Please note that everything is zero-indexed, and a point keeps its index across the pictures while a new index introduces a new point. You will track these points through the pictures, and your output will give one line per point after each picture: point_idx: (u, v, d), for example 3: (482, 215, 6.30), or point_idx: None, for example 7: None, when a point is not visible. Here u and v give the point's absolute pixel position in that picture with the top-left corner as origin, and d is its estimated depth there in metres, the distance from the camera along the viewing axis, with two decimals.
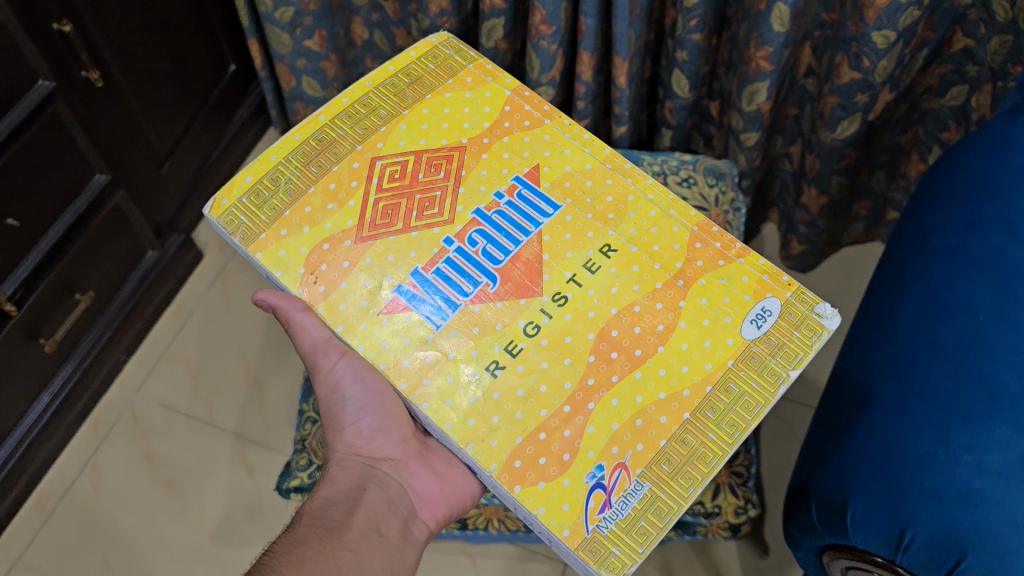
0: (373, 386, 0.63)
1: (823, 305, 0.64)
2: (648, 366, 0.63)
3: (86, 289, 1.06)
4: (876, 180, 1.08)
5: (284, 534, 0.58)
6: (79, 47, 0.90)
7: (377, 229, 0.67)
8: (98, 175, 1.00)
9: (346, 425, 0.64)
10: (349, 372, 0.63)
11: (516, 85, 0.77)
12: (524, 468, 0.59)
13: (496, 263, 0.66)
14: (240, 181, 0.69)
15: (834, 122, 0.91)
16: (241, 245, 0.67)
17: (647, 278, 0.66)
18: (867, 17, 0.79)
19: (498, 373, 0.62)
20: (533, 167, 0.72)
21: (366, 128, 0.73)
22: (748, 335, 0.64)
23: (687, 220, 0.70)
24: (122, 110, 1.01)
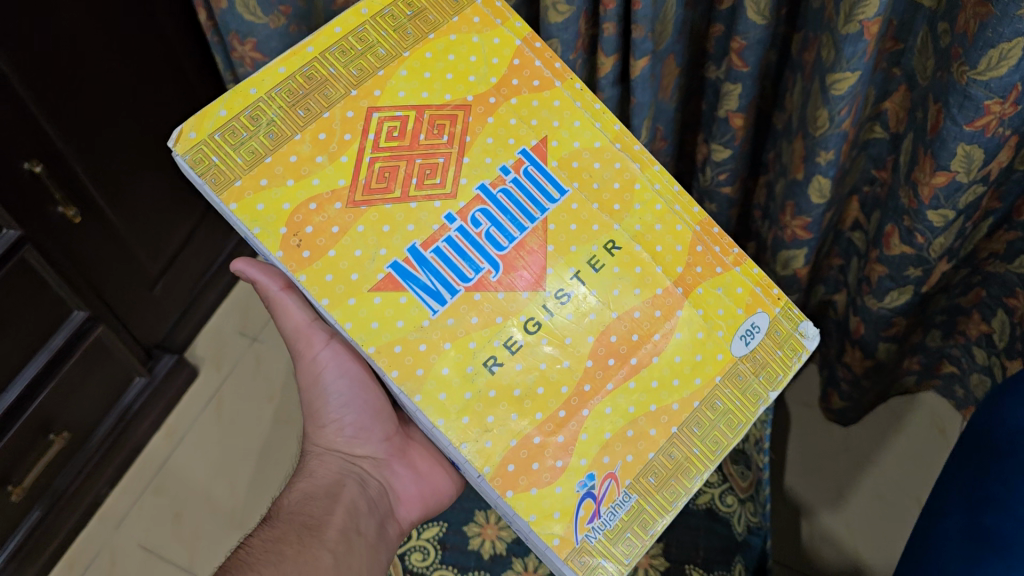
0: (356, 379, 0.62)
1: (807, 325, 0.65)
2: (642, 376, 0.62)
3: (61, 429, 1.08)
4: (930, 338, 1.05)
5: (258, 531, 0.54)
6: (52, 188, 0.93)
7: (372, 194, 0.61)
8: (76, 313, 1.03)
9: (327, 421, 0.62)
10: (333, 363, 0.61)
11: (528, 33, 0.67)
12: (516, 473, 0.58)
13: (500, 249, 0.62)
14: (212, 115, 0.61)
15: (882, 291, 0.89)
16: (212, 193, 0.60)
17: (649, 282, 0.63)
18: (923, 194, 0.77)
19: (496, 370, 0.59)
20: (540, 139, 0.65)
21: (361, 69, 0.64)
22: (737, 351, 0.64)
23: (690, 218, 0.66)
24: (111, 236, 1.07)
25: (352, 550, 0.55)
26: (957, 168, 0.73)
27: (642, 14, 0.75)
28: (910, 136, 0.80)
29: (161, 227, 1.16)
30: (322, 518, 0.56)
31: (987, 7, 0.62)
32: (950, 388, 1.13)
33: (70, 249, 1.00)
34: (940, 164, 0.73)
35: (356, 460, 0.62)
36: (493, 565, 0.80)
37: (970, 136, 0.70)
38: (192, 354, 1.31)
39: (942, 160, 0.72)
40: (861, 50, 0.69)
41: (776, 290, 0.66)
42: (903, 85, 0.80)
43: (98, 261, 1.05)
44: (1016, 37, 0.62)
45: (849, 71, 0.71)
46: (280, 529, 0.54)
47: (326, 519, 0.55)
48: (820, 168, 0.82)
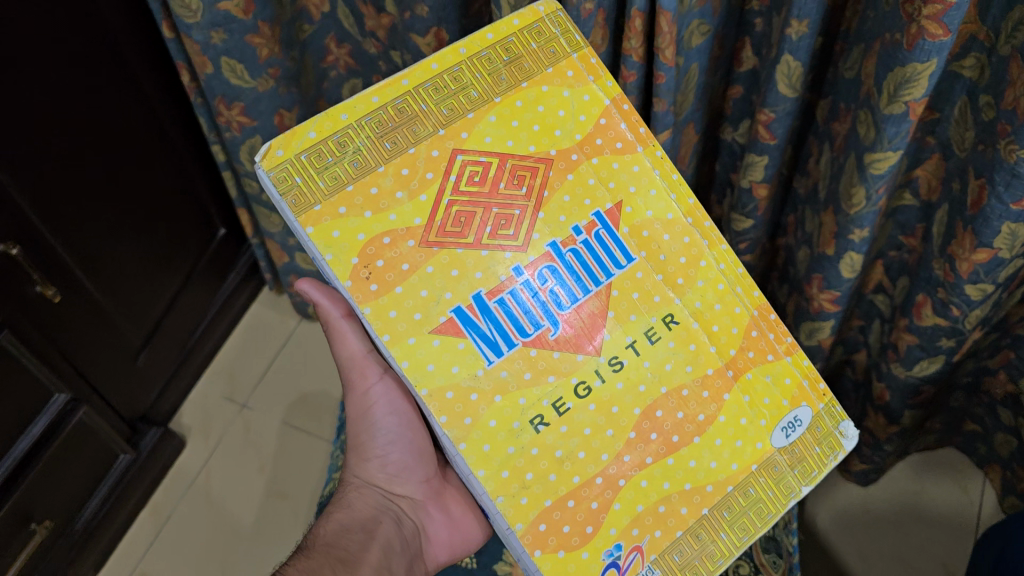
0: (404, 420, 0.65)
1: (848, 425, 0.66)
2: (681, 454, 0.63)
3: (42, 518, 1.06)
4: (955, 398, 1.10)
5: (297, 560, 0.55)
6: (31, 269, 0.92)
7: (445, 236, 0.61)
8: (59, 394, 1.02)
9: (373, 455, 0.65)
10: (384, 400, 0.64)
11: (617, 94, 0.67)
12: (547, 532, 0.59)
13: (561, 309, 0.63)
14: (301, 135, 0.61)
15: (913, 361, 0.92)
16: (291, 213, 0.59)
17: (701, 362, 0.64)
18: (961, 269, 0.79)
19: (541, 430, 0.60)
20: (615, 204, 0.65)
21: (452, 109, 0.64)
22: (776, 442, 0.65)
23: (749, 302, 0.67)
24: (91, 306, 1.06)
25: None
26: (1000, 245, 0.75)
27: (664, 87, 0.82)
28: (945, 207, 0.82)
29: (142, 297, 1.16)
30: (356, 555, 0.58)
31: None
32: (972, 444, 1.16)
33: (49, 323, 0.99)
34: (983, 241, 0.75)
35: (394, 498, 0.64)
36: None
37: (1016, 215, 0.72)
38: (179, 423, 1.33)
39: (985, 237, 0.75)
40: (905, 130, 0.72)
41: (822, 386, 0.68)
42: (936, 154, 0.81)
43: (80, 342, 1.06)
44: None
45: (891, 149, 0.74)
46: (315, 561, 0.55)
47: (361, 556, 0.57)
48: (853, 246, 0.84)
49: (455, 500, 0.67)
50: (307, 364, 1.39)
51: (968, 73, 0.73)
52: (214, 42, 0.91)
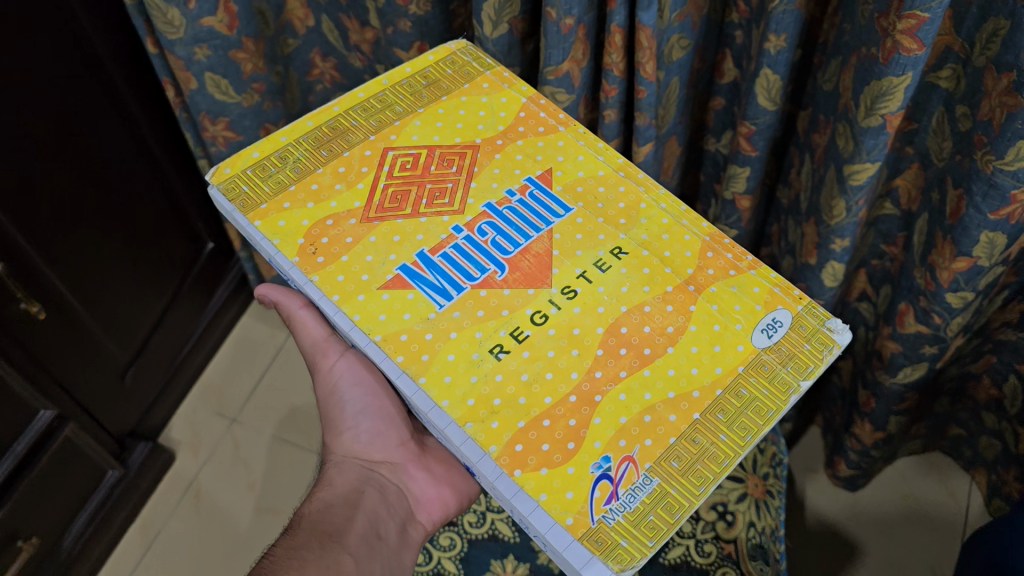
0: (371, 390, 0.68)
1: (835, 321, 0.63)
2: (657, 365, 0.61)
3: (29, 537, 1.01)
4: (940, 403, 1.08)
5: (284, 539, 0.59)
6: (14, 287, 0.89)
7: (385, 212, 0.67)
8: (43, 411, 0.97)
9: (344, 428, 0.69)
10: (349, 373, 0.67)
11: (532, 93, 0.76)
12: (525, 453, 0.58)
13: (505, 253, 0.66)
14: (246, 156, 0.71)
15: (896, 367, 0.91)
16: (240, 214, 0.67)
17: (658, 281, 0.65)
18: (942, 278, 0.78)
19: (502, 357, 0.61)
20: (546, 169, 0.70)
21: (380, 121, 0.73)
22: (759, 343, 0.63)
23: (699, 230, 0.68)
24: (74, 327, 1.02)
25: (372, 554, 0.61)
26: (979, 254, 0.74)
27: (647, 102, 0.81)
28: (926, 216, 0.82)
29: (125, 315, 1.13)
30: (342, 525, 0.62)
31: (1017, 98, 0.64)
32: (957, 449, 1.15)
33: (37, 347, 0.96)
34: (962, 250, 0.74)
35: (375, 465, 0.68)
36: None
37: (994, 224, 0.71)
38: (168, 437, 1.30)
39: (965, 246, 0.74)
40: (883, 141, 0.71)
41: (799, 295, 0.66)
42: (916, 163, 0.81)
43: (63, 360, 1.01)
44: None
45: (870, 161, 0.73)
46: (302, 537, 0.59)
47: (346, 526, 0.61)
48: (834, 254, 0.84)
49: (435, 459, 0.71)
50: (294, 373, 1.38)
51: (944, 84, 0.73)
52: (198, 58, 0.88)
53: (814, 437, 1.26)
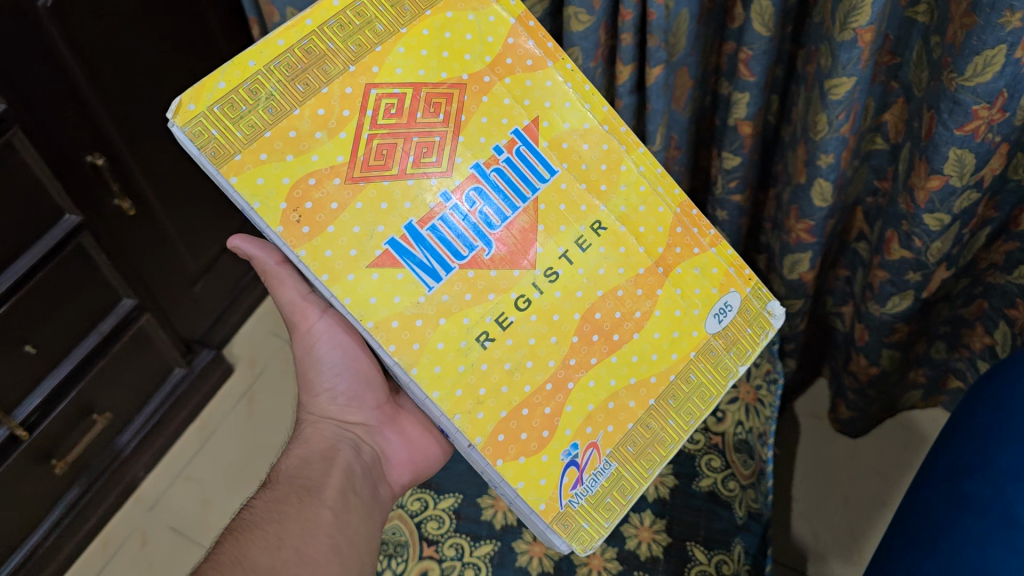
0: (348, 350, 0.70)
1: (774, 304, 0.73)
2: (623, 351, 0.67)
3: (103, 410, 1.24)
4: (935, 350, 1.18)
5: (264, 492, 0.61)
6: (109, 180, 1.11)
7: (369, 170, 0.62)
8: (123, 300, 1.20)
9: (322, 390, 0.70)
10: (328, 334, 0.70)
11: (522, 11, 0.69)
12: (506, 442, 0.62)
13: (492, 228, 0.64)
14: (212, 86, 0.59)
15: (886, 297, 1.01)
16: (212, 165, 0.59)
17: (632, 262, 0.68)
18: (919, 198, 0.89)
19: (487, 346, 0.63)
20: (532, 120, 0.67)
21: (360, 45, 0.64)
22: (711, 328, 0.70)
23: (671, 200, 0.71)
24: (155, 231, 1.24)
25: (349, 506, 0.62)
26: (950, 172, 0.84)
27: (657, 25, 0.91)
28: (909, 144, 0.93)
29: (201, 230, 1.34)
30: (319, 480, 0.63)
31: (973, 18, 0.74)
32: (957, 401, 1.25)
33: (123, 239, 1.18)
34: (934, 168, 0.85)
35: (350, 426, 0.69)
36: (503, 533, 0.94)
37: (960, 140, 0.81)
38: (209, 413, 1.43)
39: (937, 163, 0.84)
40: (856, 55, 0.82)
41: (748, 273, 0.74)
42: (901, 97, 0.93)
43: (146, 258, 1.24)
44: (998, 44, 0.74)
45: (846, 76, 0.84)
46: (280, 491, 0.61)
47: (323, 482, 0.62)
48: (821, 171, 0.94)
49: (409, 421, 0.72)
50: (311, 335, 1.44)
51: (922, 18, 0.85)
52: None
53: (821, 387, 1.39)
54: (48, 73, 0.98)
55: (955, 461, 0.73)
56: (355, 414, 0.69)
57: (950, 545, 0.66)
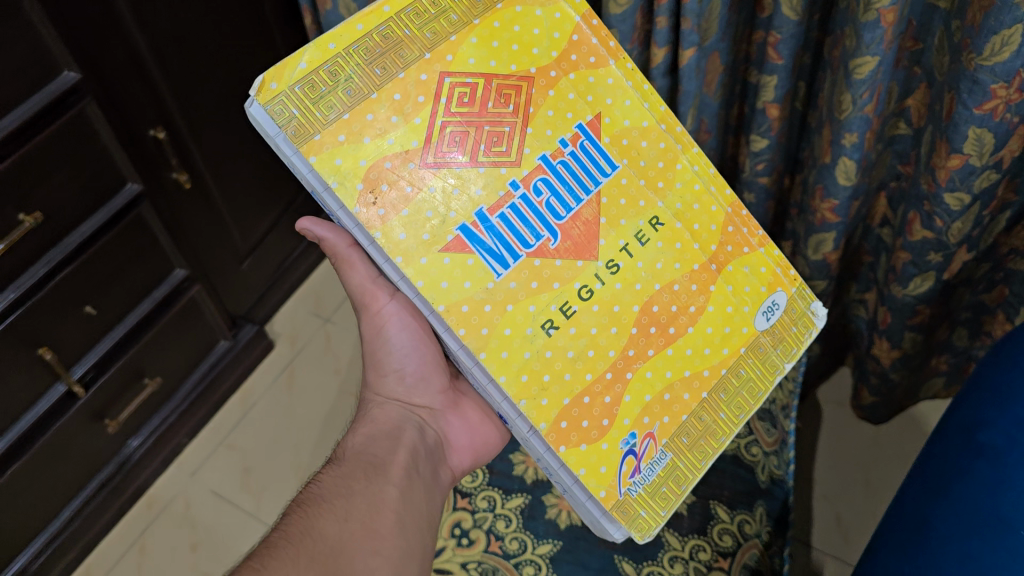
0: (416, 333, 0.75)
1: (817, 305, 0.76)
2: (678, 345, 0.70)
3: (153, 375, 1.30)
4: (957, 336, 1.22)
5: (331, 467, 0.65)
6: (170, 154, 1.18)
7: (443, 156, 0.65)
8: (176, 271, 1.26)
9: (389, 371, 0.75)
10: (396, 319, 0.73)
11: (586, 10, 0.71)
12: (569, 429, 0.65)
13: (558, 219, 0.67)
14: (293, 66, 0.61)
15: (908, 279, 1.07)
16: (292, 143, 0.61)
17: (687, 258, 0.71)
18: (940, 177, 0.94)
19: (552, 333, 0.66)
20: (595, 116, 0.70)
21: (435, 33, 0.66)
22: (759, 326, 0.74)
23: (723, 200, 0.75)
24: (208, 206, 1.30)
25: (412, 487, 0.66)
26: (970, 151, 0.90)
27: (690, 8, 0.93)
28: (931, 128, 0.98)
29: (250, 211, 1.40)
30: (384, 458, 0.66)
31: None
32: None
33: (179, 210, 1.24)
34: (955, 147, 0.91)
35: (415, 408, 0.73)
36: (533, 488, 1.00)
37: (979, 119, 0.87)
38: (255, 382, 1.49)
39: (956, 143, 0.90)
40: (879, 35, 0.88)
41: (792, 273, 0.77)
42: (923, 82, 1.00)
43: (198, 230, 1.29)
44: (1016, 23, 0.79)
45: (869, 55, 0.89)
46: (348, 466, 0.65)
47: (389, 459, 0.66)
48: (845, 150, 1.00)
49: (472, 407, 0.77)
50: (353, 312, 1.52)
51: (943, 5, 0.90)
52: None
53: (844, 374, 1.42)
54: (122, 55, 1.05)
55: (967, 413, 0.77)
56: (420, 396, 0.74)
57: (963, 489, 0.71)
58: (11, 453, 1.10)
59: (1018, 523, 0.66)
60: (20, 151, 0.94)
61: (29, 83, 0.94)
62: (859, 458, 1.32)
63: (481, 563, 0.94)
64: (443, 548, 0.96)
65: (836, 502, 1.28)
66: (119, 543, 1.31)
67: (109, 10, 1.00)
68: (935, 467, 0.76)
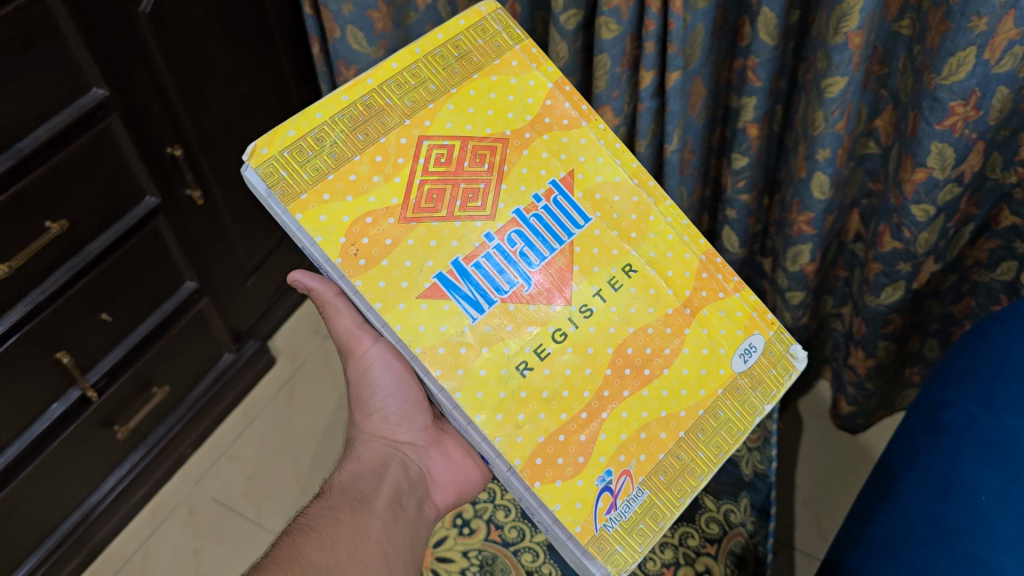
0: (398, 374, 0.78)
1: (796, 347, 0.79)
2: (654, 385, 0.74)
3: (162, 383, 1.35)
4: (929, 347, 1.29)
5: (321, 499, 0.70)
6: (185, 170, 1.22)
7: (420, 212, 0.71)
8: (186, 283, 1.30)
9: (374, 409, 0.79)
10: (380, 360, 0.77)
11: (559, 76, 0.78)
12: (544, 465, 0.69)
13: (531, 266, 0.72)
14: (283, 134, 0.70)
15: (879, 288, 1.15)
16: (280, 202, 0.69)
17: (661, 302, 0.76)
18: (907, 190, 1.02)
19: (527, 373, 0.70)
20: (568, 172, 0.76)
21: (414, 102, 0.74)
22: (736, 367, 0.77)
23: (697, 248, 0.79)
24: (217, 223, 1.34)
25: (396, 519, 0.70)
26: (933, 164, 0.98)
27: (676, 34, 0.97)
28: (898, 146, 1.06)
29: (256, 228, 1.44)
30: (369, 493, 0.72)
31: (947, 24, 0.88)
32: None
33: (190, 226, 1.28)
34: (919, 161, 0.99)
35: (399, 445, 0.78)
36: None
37: (940, 135, 0.95)
38: (257, 397, 1.53)
39: (921, 157, 0.98)
40: (847, 57, 0.94)
41: (770, 318, 0.80)
42: (890, 104, 1.07)
43: (206, 246, 1.33)
44: (968, 46, 0.88)
45: (839, 75, 0.96)
46: (334, 500, 0.70)
47: (373, 495, 0.71)
48: (819, 165, 1.06)
49: (453, 445, 0.82)
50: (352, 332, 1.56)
51: (905, 32, 0.99)
52: None
53: (823, 387, 1.48)
54: (146, 80, 1.10)
55: (934, 400, 0.88)
56: (404, 433, 0.79)
57: (926, 462, 0.82)
58: (24, 457, 1.14)
59: (968, 485, 0.75)
60: (43, 167, 0.99)
61: (59, 101, 1.00)
62: (836, 466, 1.38)
63: (481, 551, 1.03)
64: (444, 537, 1.05)
65: (815, 505, 1.35)
66: (126, 546, 1.35)
67: (134, 34, 1.06)
68: (906, 447, 0.87)
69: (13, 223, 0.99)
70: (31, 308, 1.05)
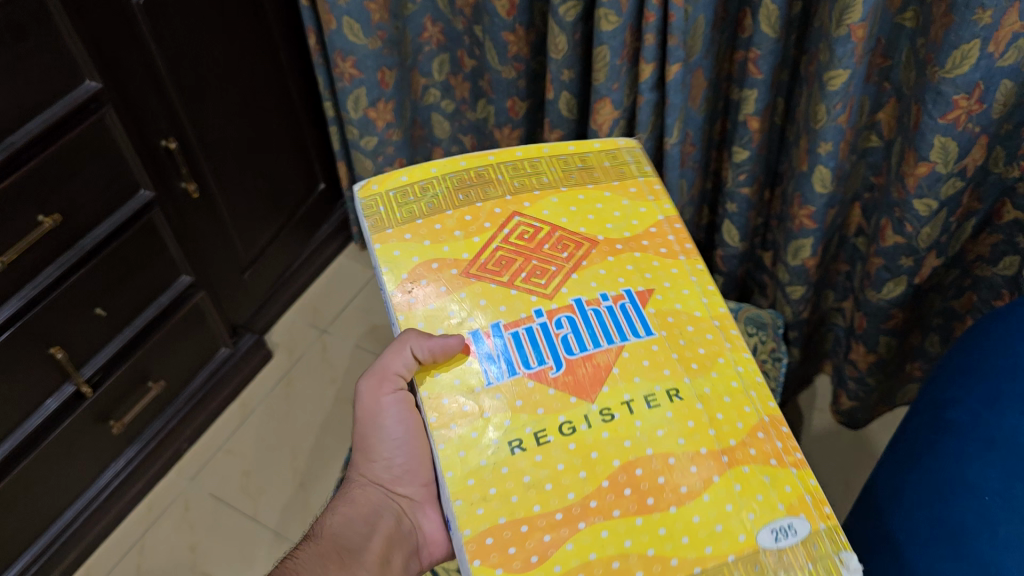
0: (412, 425, 0.77)
1: (849, 553, 0.61)
2: (652, 519, 0.63)
3: (157, 378, 1.33)
4: (930, 342, 1.28)
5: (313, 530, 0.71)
6: (180, 163, 1.20)
7: (484, 272, 0.75)
8: (182, 277, 1.29)
9: (378, 458, 0.78)
10: (395, 408, 0.77)
11: (672, 213, 0.82)
12: (491, 547, 0.62)
13: (569, 353, 0.70)
14: (394, 178, 0.81)
15: (881, 283, 1.14)
16: (369, 227, 0.78)
17: (695, 438, 0.67)
18: (910, 184, 1.01)
19: (515, 453, 0.65)
20: (647, 289, 0.75)
21: (523, 186, 0.82)
22: (763, 541, 0.62)
23: (762, 407, 0.70)
24: (214, 215, 1.33)
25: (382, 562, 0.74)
26: (936, 158, 0.97)
27: (676, 26, 0.96)
28: (900, 140, 1.05)
29: (253, 220, 1.43)
30: (360, 544, 0.76)
31: (951, 17, 0.87)
32: None
33: (186, 218, 1.26)
34: (922, 155, 0.98)
35: (396, 496, 0.78)
36: None
37: (944, 128, 0.94)
38: (253, 394, 1.52)
39: (924, 151, 0.97)
40: (850, 49, 0.93)
41: (829, 512, 0.64)
42: (892, 96, 1.06)
43: (201, 239, 1.32)
44: (973, 39, 0.86)
45: (842, 68, 0.95)
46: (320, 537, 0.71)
47: (364, 546, 0.76)
48: (821, 158, 1.05)
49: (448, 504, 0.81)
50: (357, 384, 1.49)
51: (908, 24, 0.98)
52: None
53: (824, 381, 1.47)
54: (140, 71, 1.08)
55: (936, 395, 0.87)
56: (404, 487, 0.78)
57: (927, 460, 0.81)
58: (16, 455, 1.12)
59: (970, 484, 0.74)
60: (36, 160, 0.97)
61: (53, 92, 0.98)
62: (837, 462, 1.38)
63: None
64: None
65: None
66: (120, 544, 1.34)
67: (128, 24, 1.04)
68: (908, 444, 0.86)
69: (6, 216, 0.97)
70: (23, 304, 1.04)
